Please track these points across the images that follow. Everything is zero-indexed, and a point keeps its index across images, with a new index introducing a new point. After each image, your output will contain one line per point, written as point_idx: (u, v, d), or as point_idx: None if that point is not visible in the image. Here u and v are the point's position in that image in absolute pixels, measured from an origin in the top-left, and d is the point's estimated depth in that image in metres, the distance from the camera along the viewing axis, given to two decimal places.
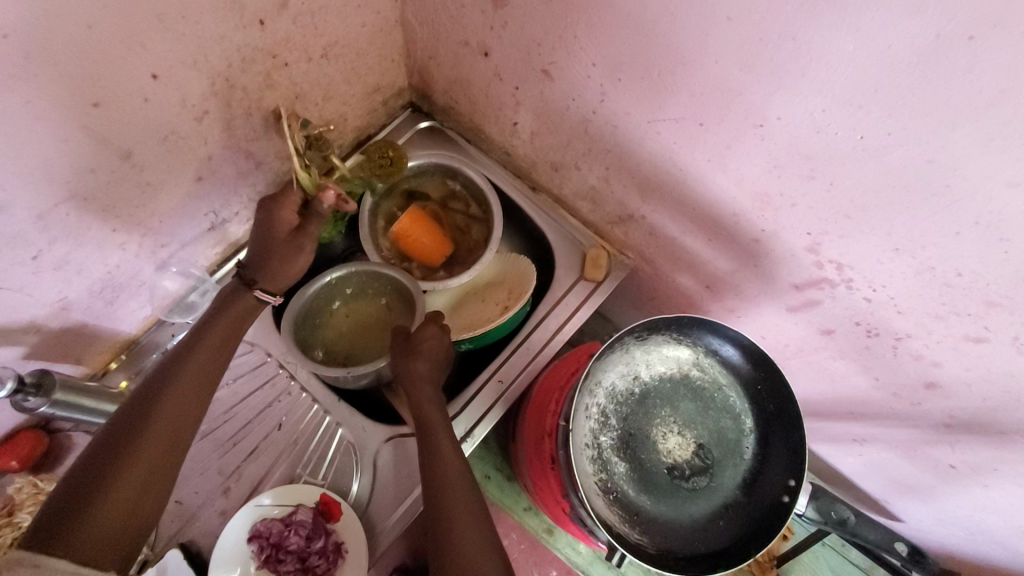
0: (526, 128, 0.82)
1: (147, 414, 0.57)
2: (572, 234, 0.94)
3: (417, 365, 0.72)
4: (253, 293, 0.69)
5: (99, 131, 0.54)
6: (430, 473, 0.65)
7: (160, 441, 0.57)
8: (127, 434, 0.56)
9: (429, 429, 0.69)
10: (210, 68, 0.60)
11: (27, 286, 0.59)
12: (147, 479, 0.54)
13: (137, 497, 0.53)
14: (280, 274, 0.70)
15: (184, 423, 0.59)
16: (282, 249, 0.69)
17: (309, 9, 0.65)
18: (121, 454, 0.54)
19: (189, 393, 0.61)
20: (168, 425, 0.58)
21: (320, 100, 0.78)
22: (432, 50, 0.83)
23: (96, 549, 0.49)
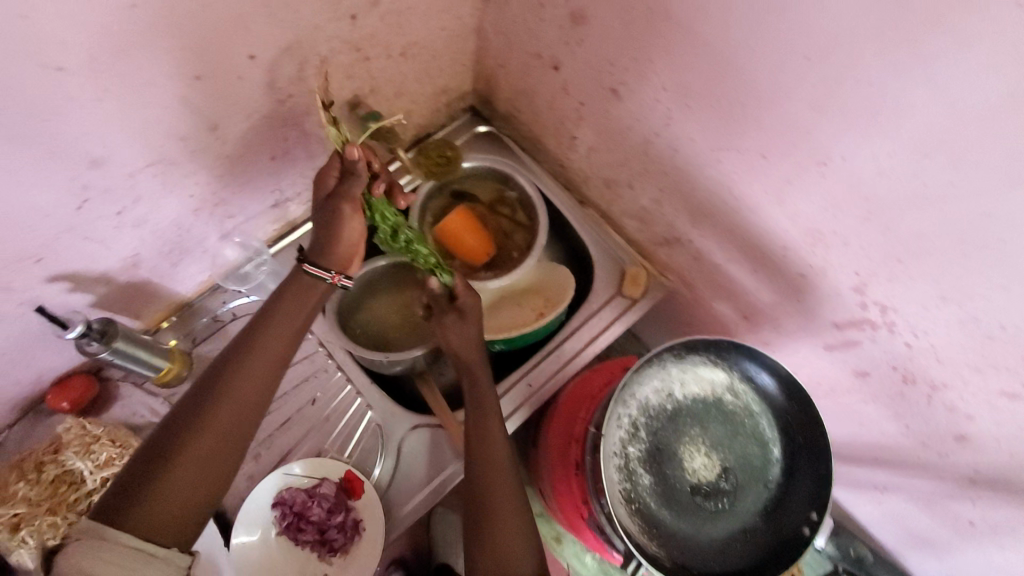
0: (585, 142, 0.86)
1: (221, 384, 0.57)
2: (615, 251, 0.96)
3: (459, 330, 0.75)
4: (303, 266, 0.64)
5: (196, 102, 0.57)
6: (485, 465, 0.66)
7: (230, 416, 0.56)
8: (199, 408, 0.55)
9: (486, 425, 0.70)
10: (302, 55, 0.63)
11: (108, 238, 0.63)
12: (217, 450, 0.54)
13: (198, 474, 0.52)
14: (331, 246, 0.66)
15: (258, 396, 0.58)
16: (321, 215, 0.66)
17: (398, 9, 0.69)
18: (195, 424, 0.54)
19: (265, 364, 0.59)
20: (240, 397, 0.57)
21: (392, 95, 0.82)
22: (503, 58, 0.86)
23: (153, 527, 0.48)
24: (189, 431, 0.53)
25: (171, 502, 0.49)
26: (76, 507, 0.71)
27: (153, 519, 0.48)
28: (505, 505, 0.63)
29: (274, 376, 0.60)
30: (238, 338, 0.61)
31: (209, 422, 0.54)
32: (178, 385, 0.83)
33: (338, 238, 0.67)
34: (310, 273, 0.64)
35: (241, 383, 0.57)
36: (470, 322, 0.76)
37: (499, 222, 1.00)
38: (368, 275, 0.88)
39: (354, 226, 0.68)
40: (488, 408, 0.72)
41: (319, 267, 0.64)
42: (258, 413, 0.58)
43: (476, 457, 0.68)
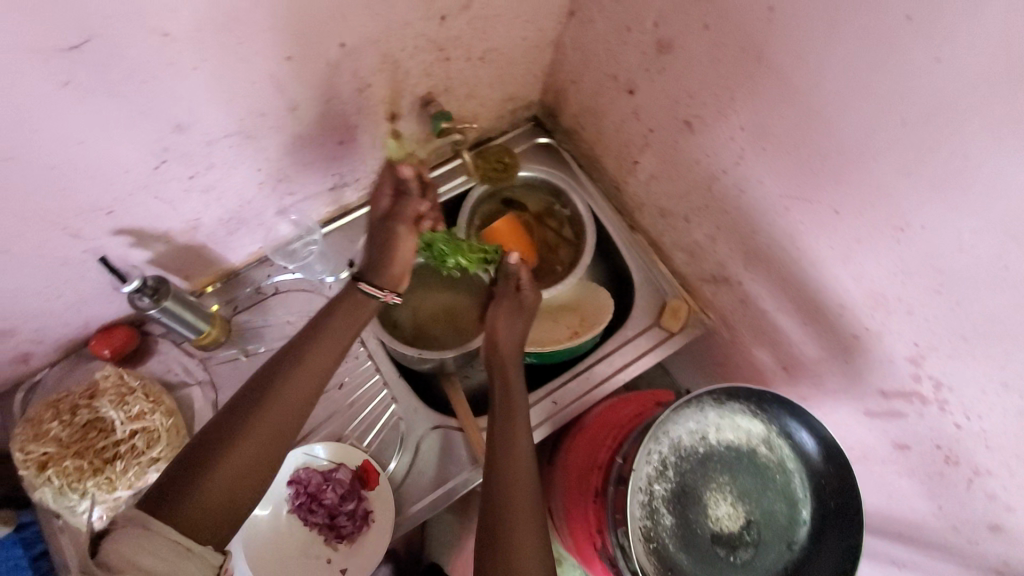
0: (647, 169, 0.85)
1: (267, 391, 0.60)
2: (659, 281, 0.96)
3: (511, 324, 0.80)
4: (358, 285, 0.69)
5: (282, 81, 0.58)
6: (510, 481, 0.65)
7: (273, 423, 0.58)
8: (246, 412, 0.58)
9: (515, 442, 0.70)
10: (388, 48, 0.64)
11: (176, 199, 0.65)
12: (258, 454, 0.56)
13: (240, 476, 0.54)
14: (385, 266, 0.72)
15: (299, 405, 0.61)
16: (378, 237, 0.72)
17: (485, 15, 0.69)
18: (241, 428, 0.57)
19: (309, 376, 0.62)
20: (286, 406, 0.60)
21: (464, 97, 0.82)
22: (577, 75, 0.86)
23: (195, 524, 0.50)
24: (235, 434, 0.56)
25: (213, 499, 0.52)
26: (103, 453, 0.72)
27: (196, 514, 0.50)
28: (524, 526, 0.62)
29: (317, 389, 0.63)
30: (285, 351, 0.64)
31: (253, 427, 0.57)
32: (214, 350, 0.85)
33: (390, 257, 0.72)
34: (366, 292, 0.69)
35: (286, 393, 0.60)
36: (520, 315, 0.81)
37: (545, 234, 1.00)
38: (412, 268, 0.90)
39: (406, 241, 0.73)
40: (516, 424, 0.72)
41: (374, 286, 0.69)
42: (298, 423, 0.61)
43: (501, 470, 0.67)
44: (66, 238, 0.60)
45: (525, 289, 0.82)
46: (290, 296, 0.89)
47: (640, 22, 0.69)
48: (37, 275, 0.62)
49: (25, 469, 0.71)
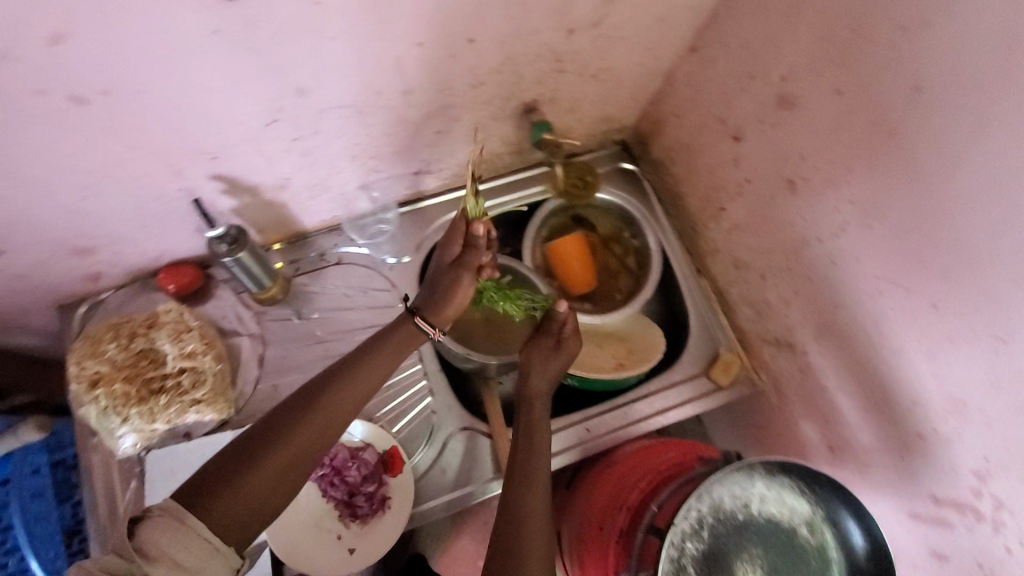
0: (733, 218, 0.84)
1: (311, 403, 0.61)
2: (716, 331, 0.94)
3: (551, 362, 0.77)
4: (413, 319, 0.70)
5: (407, 65, 0.59)
6: (525, 512, 0.64)
7: (313, 433, 0.59)
8: (290, 417, 0.59)
9: (534, 470, 0.69)
10: (511, 52, 0.64)
11: (276, 157, 0.66)
12: (292, 462, 0.57)
13: (274, 481, 0.55)
14: (444, 305, 0.71)
15: (339, 420, 0.61)
16: (441, 277, 0.71)
17: (611, 36, 0.69)
18: (280, 437, 0.57)
19: (351, 395, 0.63)
20: (327, 419, 0.60)
21: (566, 110, 0.82)
22: (682, 110, 0.85)
23: (227, 522, 0.51)
24: (274, 442, 0.57)
25: (245, 502, 0.52)
26: (150, 384, 0.74)
27: (228, 515, 0.51)
28: (536, 555, 0.61)
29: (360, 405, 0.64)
30: (332, 368, 0.65)
31: (292, 437, 0.58)
32: (270, 306, 0.86)
33: (449, 299, 0.71)
34: (418, 326, 0.70)
35: (327, 409, 0.61)
36: (561, 357, 0.78)
37: (608, 258, 1.00)
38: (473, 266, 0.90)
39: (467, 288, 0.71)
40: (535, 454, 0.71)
41: (426, 323, 0.70)
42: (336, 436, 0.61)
43: (518, 494, 0.66)
44: (168, 174, 0.61)
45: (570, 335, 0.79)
46: (352, 269, 0.90)
47: (766, 72, 0.68)
48: (133, 203, 0.63)
49: (77, 383, 0.73)
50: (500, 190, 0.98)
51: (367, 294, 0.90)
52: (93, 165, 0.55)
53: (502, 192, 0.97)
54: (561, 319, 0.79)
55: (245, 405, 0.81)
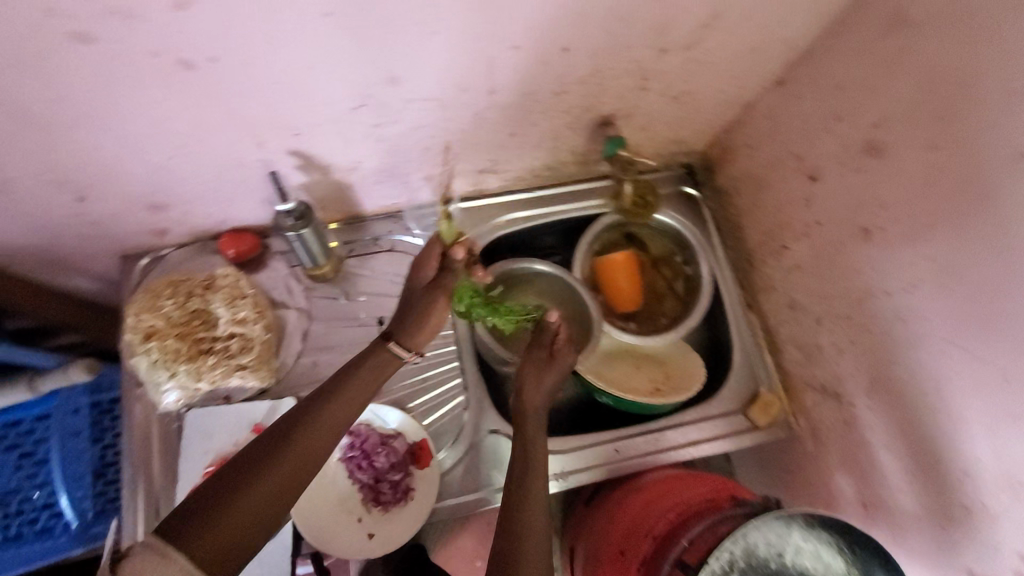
0: (795, 257, 0.82)
1: (294, 429, 0.56)
2: (758, 369, 0.92)
3: (545, 381, 0.72)
4: (388, 343, 0.68)
5: (499, 65, 0.59)
6: (522, 528, 0.58)
7: (298, 457, 0.54)
8: (274, 443, 0.54)
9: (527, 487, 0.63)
10: (602, 64, 0.64)
11: (355, 140, 0.67)
12: (283, 485, 0.52)
13: (264, 508, 0.49)
14: (418, 330, 0.69)
15: (328, 445, 0.57)
16: (421, 301, 0.69)
17: (701, 60, 0.68)
18: (264, 463, 0.52)
19: (338, 418, 0.59)
20: (312, 443, 0.56)
21: (640, 128, 0.82)
22: (757, 142, 0.84)
23: (214, 554, 0.44)
24: (261, 466, 0.52)
25: (236, 530, 0.47)
26: (200, 344, 0.76)
27: (214, 548, 0.45)
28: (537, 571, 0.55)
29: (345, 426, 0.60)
30: (316, 392, 0.62)
31: (280, 461, 0.53)
32: (321, 283, 0.87)
33: (424, 322, 0.69)
34: (394, 353, 0.67)
35: (315, 431, 0.57)
36: (555, 373, 0.73)
37: (656, 281, 0.99)
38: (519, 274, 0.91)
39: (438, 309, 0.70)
40: (532, 471, 0.65)
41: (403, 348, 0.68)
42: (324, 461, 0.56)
43: (519, 507, 0.61)
44: (251, 144, 0.62)
45: (564, 350, 0.75)
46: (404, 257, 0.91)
47: (856, 116, 0.66)
48: (212, 168, 0.65)
49: (132, 333, 0.75)
50: (559, 198, 0.97)
51: None
52: (184, 127, 0.56)
53: (561, 200, 0.97)
54: (553, 329, 0.75)
55: (285, 377, 0.83)
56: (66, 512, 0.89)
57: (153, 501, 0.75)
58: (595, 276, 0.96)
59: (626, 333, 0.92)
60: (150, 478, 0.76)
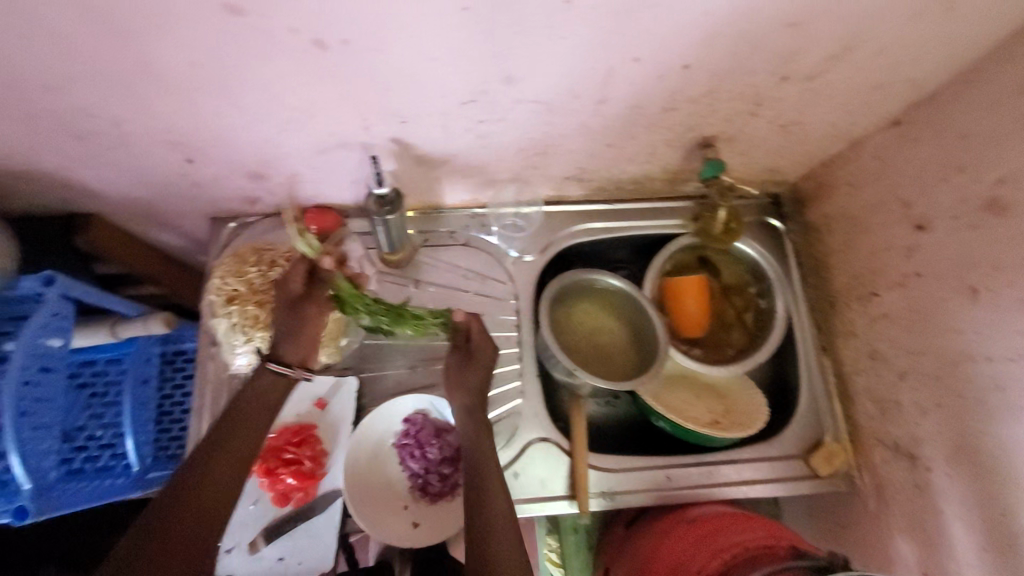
0: (885, 307, 0.78)
1: (192, 472, 0.60)
2: (825, 416, 0.88)
3: (468, 376, 0.74)
4: (269, 364, 0.69)
5: (617, 75, 0.58)
6: (489, 529, 0.60)
7: (203, 503, 0.59)
8: (176, 494, 0.58)
9: (496, 515, 0.62)
10: (719, 84, 0.62)
11: (455, 134, 0.67)
12: (187, 539, 0.56)
13: (177, 567, 0.54)
14: (303, 347, 0.72)
15: (233, 479, 0.62)
16: (287, 317, 0.70)
17: (820, 90, 0.66)
18: (166, 518, 0.56)
19: (233, 461, 0.63)
20: (213, 484, 0.60)
21: (738, 151, 0.79)
22: (859, 181, 0.80)
23: None
24: (170, 520, 0.56)
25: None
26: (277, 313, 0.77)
27: None
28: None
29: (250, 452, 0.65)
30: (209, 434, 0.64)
31: (185, 511, 0.58)
32: (394, 269, 0.88)
33: (299, 334, 0.71)
34: (275, 370, 0.69)
35: (212, 479, 0.61)
36: (475, 372, 0.74)
37: (726, 310, 0.97)
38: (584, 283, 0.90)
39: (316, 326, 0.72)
40: (489, 480, 0.66)
41: (282, 366, 0.68)
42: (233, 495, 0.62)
43: (481, 516, 0.62)
44: (357, 126, 0.63)
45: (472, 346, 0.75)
46: (477, 253, 0.91)
47: (981, 169, 0.63)
48: (315, 145, 0.66)
49: (216, 295, 0.78)
50: (638, 214, 0.96)
51: (484, 280, 0.90)
52: (299, 103, 0.57)
53: (640, 215, 0.95)
54: (464, 328, 0.76)
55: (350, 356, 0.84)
56: (129, 454, 0.92)
57: None
58: (663, 298, 0.94)
59: (688, 360, 0.90)
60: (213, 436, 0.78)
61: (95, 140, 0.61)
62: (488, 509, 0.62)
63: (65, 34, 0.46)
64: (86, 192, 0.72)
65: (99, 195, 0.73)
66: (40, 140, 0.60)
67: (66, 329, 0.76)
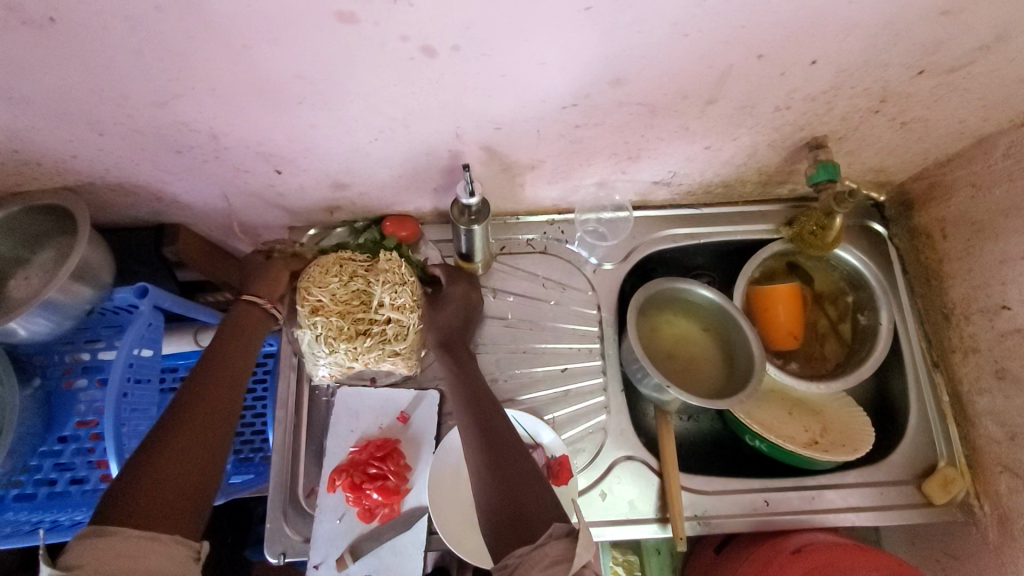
0: (1016, 319, 0.71)
1: (180, 399, 0.63)
2: (937, 440, 0.81)
3: (449, 313, 0.79)
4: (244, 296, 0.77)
5: (736, 73, 0.54)
6: (495, 449, 0.62)
7: (199, 419, 0.61)
8: (173, 412, 0.61)
9: (507, 456, 0.61)
10: (846, 79, 0.57)
11: (548, 141, 0.64)
12: (194, 456, 0.58)
13: (186, 464, 0.56)
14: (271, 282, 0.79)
15: (224, 402, 0.65)
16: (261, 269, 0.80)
17: (958, 85, 0.59)
18: (167, 429, 0.59)
19: (212, 407, 0.63)
20: (207, 405, 0.63)
21: (848, 150, 0.73)
22: (987, 182, 0.72)
23: (157, 510, 0.51)
24: (173, 430, 0.59)
25: (157, 516, 0.51)
26: (358, 324, 0.73)
27: (149, 509, 0.51)
28: (527, 485, 0.58)
29: (235, 381, 0.68)
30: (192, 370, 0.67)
31: (180, 423, 0.60)
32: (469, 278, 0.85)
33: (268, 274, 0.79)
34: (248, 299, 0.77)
35: (205, 397, 0.63)
36: (454, 304, 0.79)
37: (818, 319, 0.90)
38: (671, 290, 0.85)
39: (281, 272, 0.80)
40: (488, 408, 0.68)
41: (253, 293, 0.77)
42: (225, 415, 0.64)
43: (492, 433, 0.64)
44: (449, 134, 0.60)
45: (445, 286, 0.81)
46: (557, 262, 0.87)
47: None
48: (403, 154, 0.64)
49: (300, 306, 0.74)
50: (726, 219, 0.90)
51: (565, 289, 0.86)
52: (397, 113, 0.55)
53: (728, 221, 0.90)
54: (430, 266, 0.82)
55: (427, 368, 0.82)
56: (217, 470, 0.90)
57: (297, 472, 0.76)
58: (751, 306, 0.87)
59: (781, 372, 0.84)
60: (294, 448, 0.77)
61: (192, 153, 0.60)
62: (493, 432, 0.64)
63: (182, 51, 0.45)
64: (175, 203, 0.72)
65: (188, 206, 0.73)
66: (140, 154, 0.60)
67: (158, 338, 0.76)
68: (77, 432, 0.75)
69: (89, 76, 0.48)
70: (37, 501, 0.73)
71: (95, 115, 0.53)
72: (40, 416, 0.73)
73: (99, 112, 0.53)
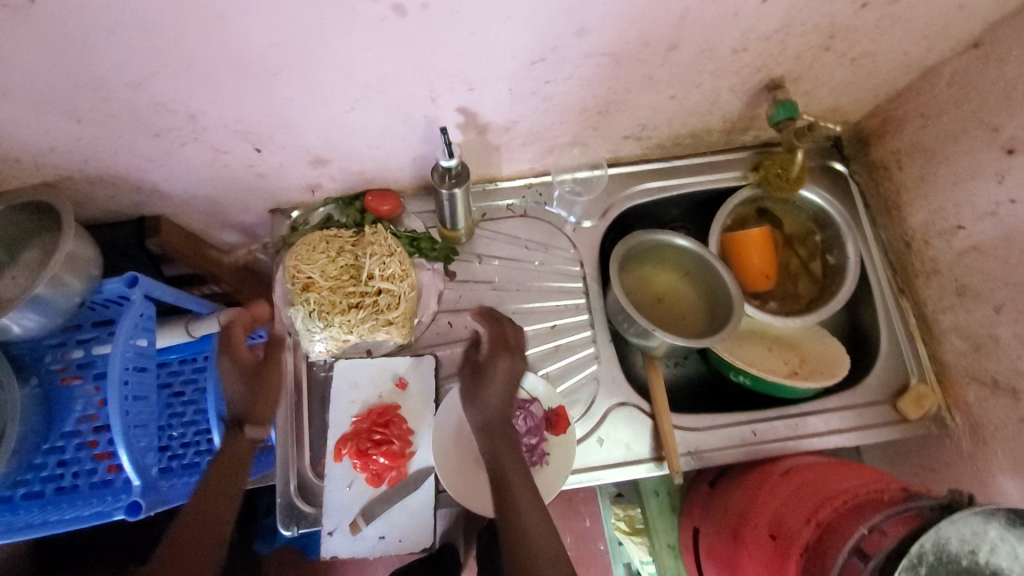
0: (972, 237, 0.75)
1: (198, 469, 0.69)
2: (907, 360, 0.86)
3: (492, 392, 0.74)
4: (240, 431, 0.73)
5: (692, 15, 0.57)
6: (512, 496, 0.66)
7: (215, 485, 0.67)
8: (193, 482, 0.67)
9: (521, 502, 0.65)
10: (797, 15, 0.60)
11: (520, 99, 0.66)
12: (210, 517, 0.63)
13: (205, 527, 0.62)
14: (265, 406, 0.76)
15: (237, 465, 0.71)
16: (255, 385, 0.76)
17: (899, 15, 0.63)
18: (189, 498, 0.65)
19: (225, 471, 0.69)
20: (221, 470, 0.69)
21: (804, 90, 0.76)
22: (935, 111, 0.77)
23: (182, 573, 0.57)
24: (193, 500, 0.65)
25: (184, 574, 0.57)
26: (349, 298, 0.75)
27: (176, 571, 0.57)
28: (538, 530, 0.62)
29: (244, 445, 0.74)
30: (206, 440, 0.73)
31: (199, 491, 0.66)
32: (453, 246, 0.87)
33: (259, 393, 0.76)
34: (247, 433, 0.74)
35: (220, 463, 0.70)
36: (497, 381, 0.75)
37: (790, 259, 0.94)
38: (650, 241, 0.87)
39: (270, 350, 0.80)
40: (505, 451, 0.70)
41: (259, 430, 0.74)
42: (238, 478, 0.70)
43: (508, 478, 0.68)
44: (424, 99, 0.62)
45: (489, 360, 0.76)
46: (536, 224, 0.90)
47: None
48: (381, 123, 0.65)
49: (290, 283, 0.75)
50: (696, 169, 0.93)
51: (547, 250, 0.89)
52: (371, 79, 0.57)
53: (698, 171, 0.93)
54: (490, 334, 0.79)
55: (420, 336, 0.84)
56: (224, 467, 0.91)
57: (301, 446, 0.78)
58: (726, 252, 0.91)
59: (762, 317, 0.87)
60: (296, 424, 0.79)
61: (170, 136, 0.61)
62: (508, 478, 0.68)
63: (157, 27, 0.46)
64: (155, 193, 0.73)
65: (169, 196, 0.74)
66: (119, 141, 0.61)
67: (151, 329, 0.77)
68: (79, 427, 0.75)
69: (65, 61, 0.49)
70: (45, 497, 0.73)
71: (72, 103, 0.54)
72: (41, 414, 0.74)
73: (76, 99, 0.53)
